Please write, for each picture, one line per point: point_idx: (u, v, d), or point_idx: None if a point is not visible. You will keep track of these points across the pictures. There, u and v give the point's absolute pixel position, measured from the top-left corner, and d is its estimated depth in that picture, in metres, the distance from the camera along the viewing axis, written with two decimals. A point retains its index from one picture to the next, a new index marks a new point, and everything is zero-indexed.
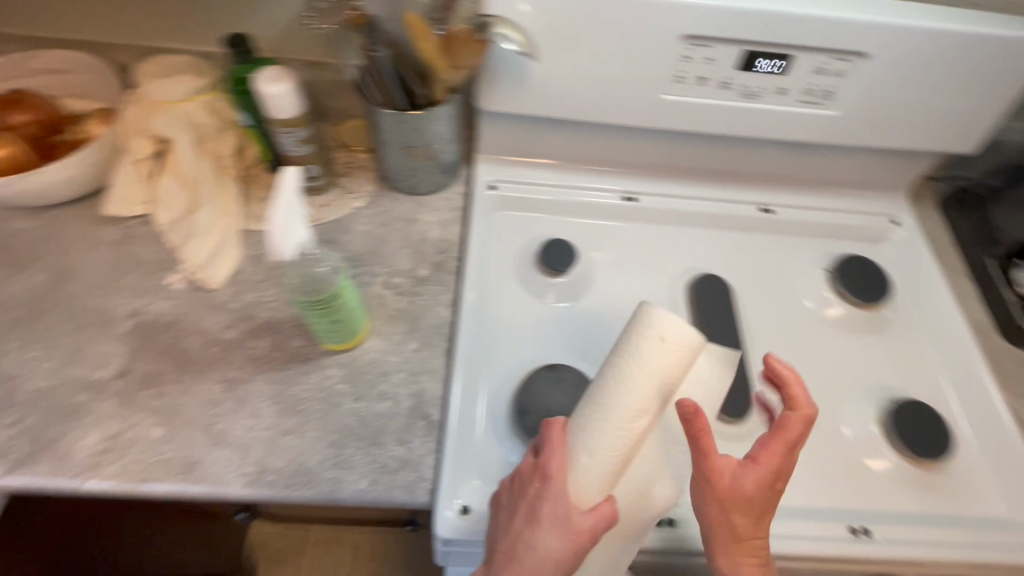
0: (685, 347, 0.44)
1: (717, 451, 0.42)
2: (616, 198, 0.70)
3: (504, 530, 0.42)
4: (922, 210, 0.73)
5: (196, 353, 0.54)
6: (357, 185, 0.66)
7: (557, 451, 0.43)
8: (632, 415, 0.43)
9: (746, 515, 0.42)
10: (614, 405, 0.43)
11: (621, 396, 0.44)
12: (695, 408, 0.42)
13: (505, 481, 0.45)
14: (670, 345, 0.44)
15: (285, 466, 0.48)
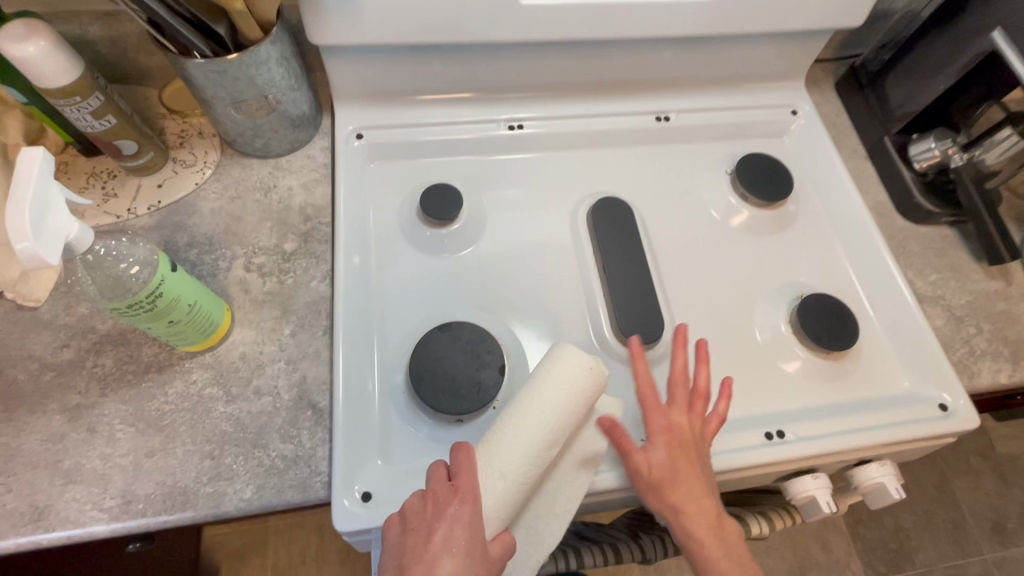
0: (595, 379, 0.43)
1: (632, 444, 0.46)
2: (502, 127, 0.64)
3: (415, 556, 0.38)
4: (818, 96, 0.71)
5: (26, 384, 0.46)
6: (196, 157, 0.57)
7: (474, 473, 0.40)
8: (543, 455, 0.41)
9: (684, 485, 0.45)
10: (519, 444, 0.40)
11: (527, 434, 0.41)
12: (610, 422, 0.45)
13: (413, 499, 0.40)
14: (580, 378, 0.42)
15: (154, 492, 0.43)
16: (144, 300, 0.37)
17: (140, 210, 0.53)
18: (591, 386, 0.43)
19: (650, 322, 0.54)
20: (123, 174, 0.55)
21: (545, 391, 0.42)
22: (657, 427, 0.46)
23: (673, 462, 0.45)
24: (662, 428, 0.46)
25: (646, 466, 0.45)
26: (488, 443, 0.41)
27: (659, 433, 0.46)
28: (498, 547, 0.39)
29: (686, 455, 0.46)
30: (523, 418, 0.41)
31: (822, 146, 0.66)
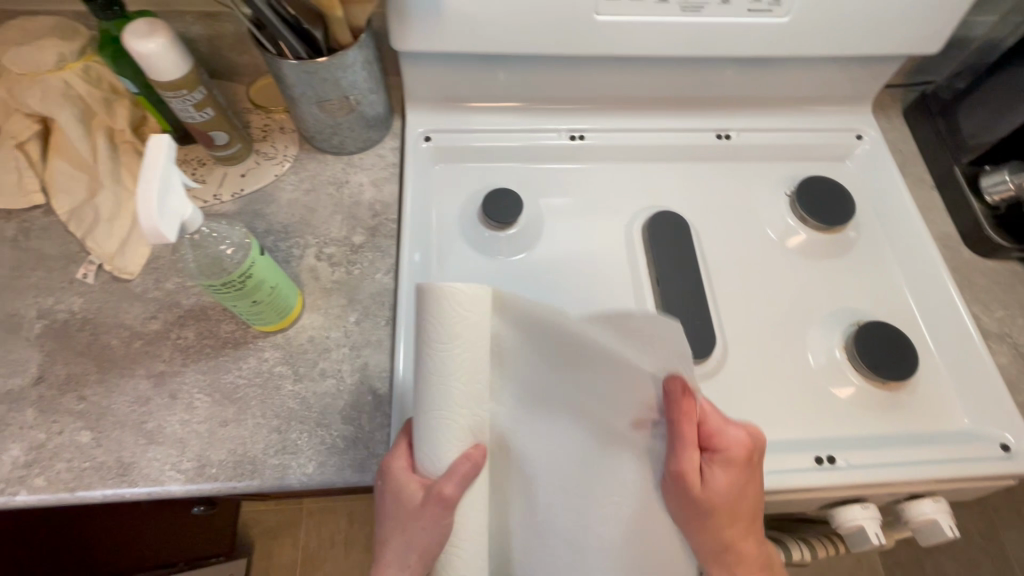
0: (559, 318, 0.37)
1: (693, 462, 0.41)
2: (564, 137, 0.65)
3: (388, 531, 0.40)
4: (886, 121, 0.70)
5: (118, 349, 0.50)
6: (277, 150, 0.61)
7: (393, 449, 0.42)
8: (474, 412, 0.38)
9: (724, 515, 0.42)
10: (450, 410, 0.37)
11: (452, 409, 0.37)
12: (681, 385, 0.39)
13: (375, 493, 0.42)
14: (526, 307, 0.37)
15: (226, 459, 0.46)
16: (236, 279, 0.41)
17: (225, 197, 0.58)
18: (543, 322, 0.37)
19: (702, 336, 0.54)
20: (211, 162, 0.59)
21: (455, 351, 0.37)
22: (722, 444, 0.42)
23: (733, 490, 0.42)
24: (731, 447, 0.42)
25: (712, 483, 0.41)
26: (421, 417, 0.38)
27: (721, 455, 0.42)
28: (457, 484, 0.37)
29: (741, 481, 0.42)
30: (444, 382, 0.37)
31: (887, 172, 0.65)
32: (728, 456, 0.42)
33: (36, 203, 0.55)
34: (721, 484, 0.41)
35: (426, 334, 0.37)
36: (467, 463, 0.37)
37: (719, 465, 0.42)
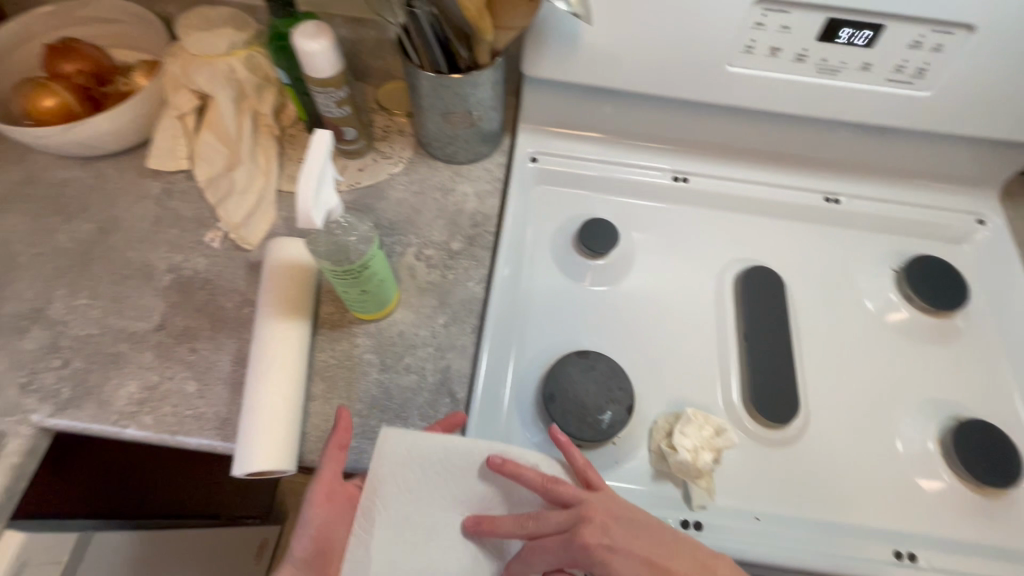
0: (395, 470, 0.44)
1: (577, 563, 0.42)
2: (667, 177, 0.66)
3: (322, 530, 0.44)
4: (1012, 209, 0.66)
5: (230, 312, 0.54)
6: (394, 151, 0.64)
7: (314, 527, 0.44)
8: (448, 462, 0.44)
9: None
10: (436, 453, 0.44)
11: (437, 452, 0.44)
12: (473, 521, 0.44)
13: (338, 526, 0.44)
14: (406, 442, 0.44)
15: (310, 433, 0.48)
16: (357, 269, 0.43)
17: (342, 187, 0.62)
18: (399, 460, 0.44)
19: (786, 401, 0.52)
20: (335, 153, 0.64)
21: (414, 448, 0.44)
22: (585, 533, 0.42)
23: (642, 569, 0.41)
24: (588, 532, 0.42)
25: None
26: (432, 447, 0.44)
27: (611, 537, 0.42)
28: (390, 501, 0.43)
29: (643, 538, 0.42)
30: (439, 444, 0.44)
31: (1008, 265, 0.62)
32: (609, 535, 0.42)
33: (181, 167, 0.61)
34: (625, 554, 0.41)
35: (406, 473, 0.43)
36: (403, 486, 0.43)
37: (610, 528, 0.42)
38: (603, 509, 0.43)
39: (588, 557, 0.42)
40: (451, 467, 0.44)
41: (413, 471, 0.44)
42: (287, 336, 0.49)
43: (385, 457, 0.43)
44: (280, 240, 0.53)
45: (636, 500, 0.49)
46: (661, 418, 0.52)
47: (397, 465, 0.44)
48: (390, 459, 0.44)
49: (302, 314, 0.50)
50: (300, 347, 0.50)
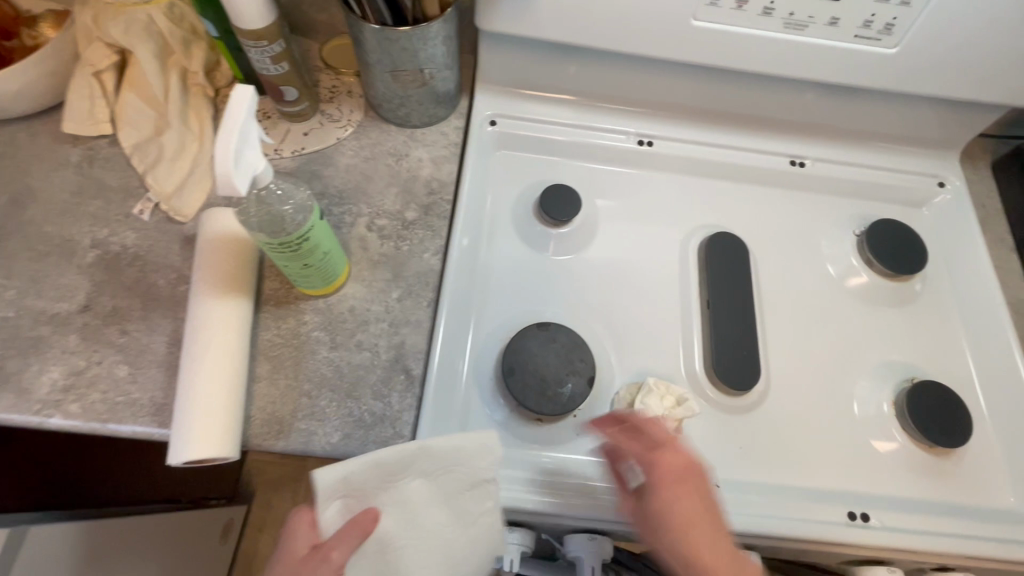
0: (333, 503, 0.40)
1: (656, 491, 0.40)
2: (632, 141, 0.63)
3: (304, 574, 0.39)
4: (972, 172, 0.66)
5: (164, 290, 0.50)
6: (343, 114, 0.60)
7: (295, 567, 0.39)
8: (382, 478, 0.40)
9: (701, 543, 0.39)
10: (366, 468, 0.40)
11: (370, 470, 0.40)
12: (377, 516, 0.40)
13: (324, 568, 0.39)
14: (333, 472, 0.39)
15: (255, 416, 0.46)
16: (293, 241, 0.40)
17: (285, 153, 0.57)
18: (331, 492, 0.40)
19: (747, 369, 0.52)
20: (276, 116, 0.59)
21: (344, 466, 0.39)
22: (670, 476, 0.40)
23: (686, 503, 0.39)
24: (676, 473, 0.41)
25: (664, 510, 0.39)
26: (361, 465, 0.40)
27: (666, 508, 0.39)
28: (344, 550, 0.39)
29: (705, 518, 0.39)
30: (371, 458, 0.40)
31: (968, 226, 0.62)
32: (660, 509, 0.39)
33: (103, 133, 0.56)
34: (687, 528, 0.39)
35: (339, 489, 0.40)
36: (356, 527, 0.39)
37: (681, 503, 0.39)
38: (676, 483, 0.40)
39: (653, 499, 0.40)
40: (391, 484, 0.40)
41: (354, 499, 0.40)
42: (228, 316, 0.46)
43: (318, 496, 0.39)
44: (212, 212, 0.48)
45: (598, 472, 0.49)
46: (624, 390, 0.51)
47: (333, 499, 0.40)
48: (321, 493, 0.39)
49: (241, 291, 0.47)
50: (243, 327, 0.46)
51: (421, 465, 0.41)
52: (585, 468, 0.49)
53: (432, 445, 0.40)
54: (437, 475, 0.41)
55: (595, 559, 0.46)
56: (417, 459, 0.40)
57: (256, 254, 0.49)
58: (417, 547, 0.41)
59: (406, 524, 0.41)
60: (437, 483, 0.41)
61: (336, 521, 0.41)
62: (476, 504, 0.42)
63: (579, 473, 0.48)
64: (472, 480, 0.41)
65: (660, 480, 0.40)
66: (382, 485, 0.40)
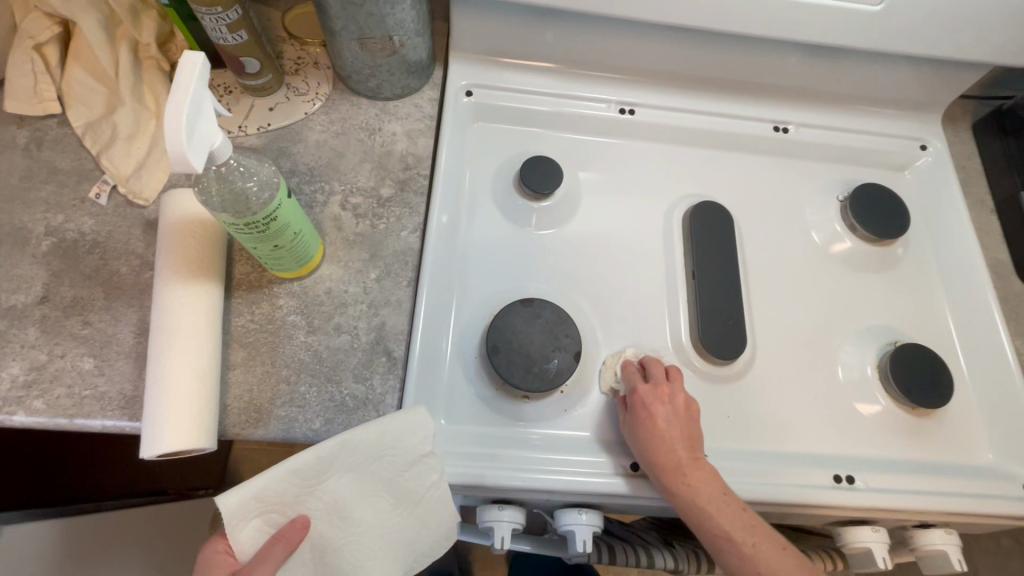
0: (250, 524, 0.40)
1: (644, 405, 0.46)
2: (613, 109, 0.61)
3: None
4: (953, 134, 0.66)
5: (128, 278, 0.47)
6: (310, 87, 0.57)
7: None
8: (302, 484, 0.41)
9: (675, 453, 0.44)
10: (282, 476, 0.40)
11: (286, 479, 0.40)
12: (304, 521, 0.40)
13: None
14: (243, 491, 0.40)
15: (231, 405, 0.44)
16: (260, 221, 0.38)
17: (250, 130, 0.54)
18: (245, 513, 0.40)
19: (734, 338, 0.51)
20: (239, 90, 0.55)
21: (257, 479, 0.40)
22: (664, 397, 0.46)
23: (675, 424, 0.45)
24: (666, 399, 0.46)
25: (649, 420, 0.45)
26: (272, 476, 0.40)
27: (648, 419, 0.45)
28: (269, 563, 0.39)
29: (680, 428, 0.45)
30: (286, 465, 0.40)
31: (949, 189, 0.62)
32: (648, 421, 0.45)
33: (50, 112, 0.52)
34: (668, 436, 0.44)
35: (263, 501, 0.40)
36: (281, 540, 0.40)
37: (659, 416, 0.45)
38: (653, 399, 0.46)
39: (640, 411, 0.46)
40: (313, 488, 0.41)
41: (274, 514, 0.41)
42: (195, 303, 0.43)
43: (228, 523, 0.39)
44: (172, 193, 0.46)
45: (585, 447, 0.48)
46: (604, 364, 0.51)
47: (248, 519, 0.40)
48: (232, 518, 0.39)
49: (209, 275, 0.45)
50: (213, 313, 0.44)
51: (343, 461, 0.41)
52: (573, 443, 0.48)
53: (351, 439, 0.41)
54: (363, 467, 0.42)
55: (586, 533, 0.46)
56: (336, 456, 0.41)
57: (224, 237, 0.47)
58: (356, 543, 0.42)
59: (339, 524, 0.42)
60: (364, 476, 0.42)
61: (255, 541, 0.40)
62: (412, 486, 0.43)
63: (567, 448, 0.48)
64: (403, 462, 0.42)
65: (642, 398, 0.46)
66: (303, 492, 0.41)
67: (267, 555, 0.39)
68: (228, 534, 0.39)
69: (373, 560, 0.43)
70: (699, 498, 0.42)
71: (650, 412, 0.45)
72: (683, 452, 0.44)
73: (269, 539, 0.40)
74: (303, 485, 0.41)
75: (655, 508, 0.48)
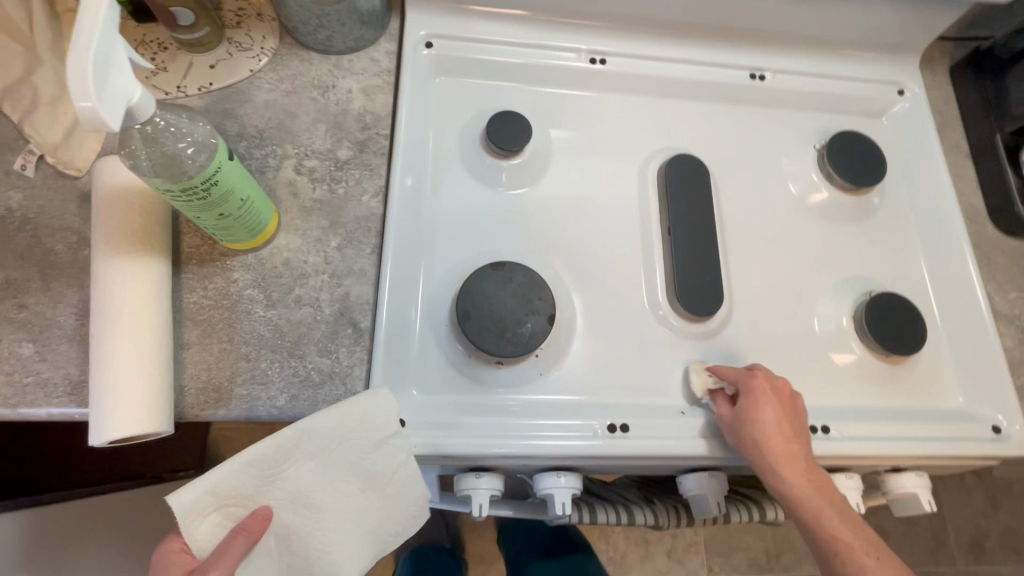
0: (206, 520, 0.38)
1: (758, 403, 0.44)
2: (583, 59, 0.58)
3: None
4: (930, 77, 0.64)
5: (65, 257, 0.44)
6: (253, 41, 0.52)
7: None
8: (261, 476, 0.39)
9: (791, 446, 0.43)
10: (241, 467, 0.39)
11: (243, 472, 0.39)
12: (267, 511, 0.39)
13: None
14: (197, 486, 0.38)
15: (188, 385, 0.42)
16: (199, 186, 0.34)
17: (190, 90, 0.50)
18: (202, 509, 0.38)
19: (710, 294, 0.50)
20: (175, 47, 0.50)
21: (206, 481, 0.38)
22: (753, 392, 0.45)
23: (780, 419, 0.44)
24: (760, 392, 0.45)
25: (768, 418, 0.44)
26: (224, 471, 0.39)
27: (756, 412, 0.44)
28: (229, 553, 0.37)
29: (790, 421, 0.44)
30: (243, 460, 0.39)
31: (925, 135, 0.61)
32: (751, 417, 0.44)
33: None
34: (775, 429, 0.43)
35: (219, 497, 0.38)
36: (241, 533, 0.38)
37: (774, 411, 0.44)
38: (764, 396, 0.44)
39: (747, 405, 0.44)
40: (273, 477, 0.40)
41: (232, 508, 0.39)
42: (139, 281, 0.40)
43: (183, 519, 0.38)
44: (105, 161, 0.42)
45: (562, 411, 0.48)
46: (695, 375, 0.48)
47: (205, 514, 0.38)
48: (186, 515, 0.38)
49: (154, 249, 0.42)
50: (161, 290, 0.41)
51: (304, 446, 0.40)
52: (551, 408, 0.48)
53: (312, 425, 0.40)
54: (327, 450, 0.41)
55: (565, 495, 0.46)
56: (297, 442, 0.39)
57: (168, 209, 0.43)
58: (323, 529, 0.41)
59: (303, 512, 0.41)
60: (328, 461, 0.41)
61: (213, 537, 0.39)
62: (379, 467, 0.42)
63: (544, 413, 0.47)
64: (368, 443, 0.41)
65: (761, 395, 0.44)
66: (262, 482, 0.40)
67: (227, 545, 0.38)
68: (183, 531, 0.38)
69: (342, 544, 0.42)
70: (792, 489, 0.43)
71: (760, 409, 0.44)
72: (783, 444, 0.43)
73: (227, 534, 0.39)
74: (263, 475, 0.40)
75: (634, 467, 0.48)
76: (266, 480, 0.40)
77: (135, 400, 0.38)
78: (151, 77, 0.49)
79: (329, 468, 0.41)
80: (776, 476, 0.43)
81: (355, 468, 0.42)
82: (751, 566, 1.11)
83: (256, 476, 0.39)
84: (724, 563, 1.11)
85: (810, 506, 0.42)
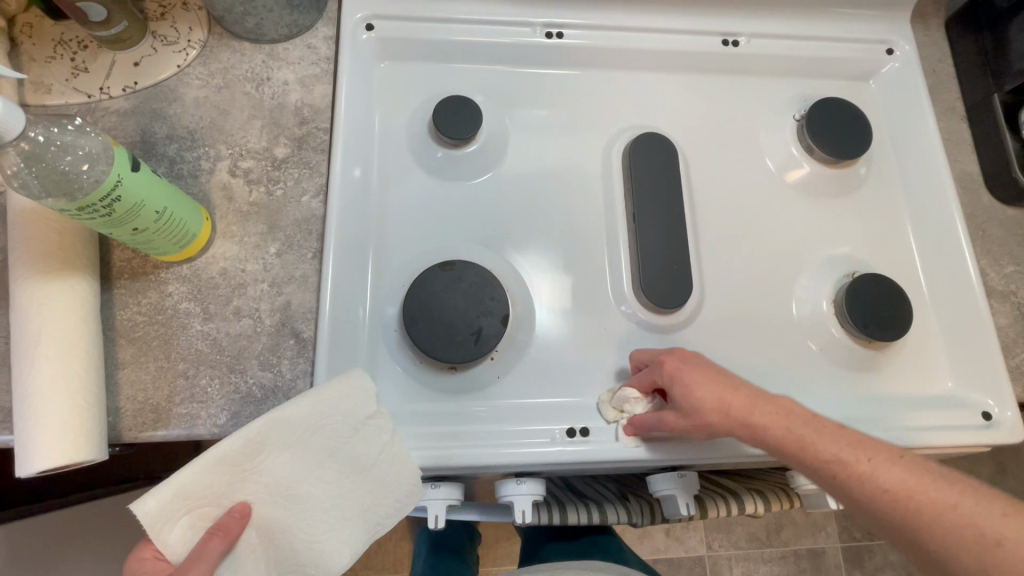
0: (178, 524, 0.37)
1: (680, 384, 0.40)
2: (539, 34, 0.54)
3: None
4: (923, 33, 0.59)
5: None
6: (180, 34, 0.49)
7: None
8: (228, 477, 0.37)
9: (738, 400, 0.39)
10: (202, 468, 0.37)
11: (208, 475, 0.37)
12: (243, 509, 0.38)
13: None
14: (162, 491, 0.36)
15: (125, 407, 0.40)
16: (97, 202, 0.32)
17: (114, 91, 0.47)
18: (171, 513, 0.37)
19: (679, 285, 0.47)
20: (96, 45, 0.47)
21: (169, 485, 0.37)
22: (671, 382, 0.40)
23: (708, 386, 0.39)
24: (675, 377, 0.40)
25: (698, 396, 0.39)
26: (182, 473, 0.37)
27: (685, 393, 0.40)
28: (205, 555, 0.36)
29: (715, 375, 0.40)
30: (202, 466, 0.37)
31: (916, 97, 0.56)
32: (686, 396, 0.39)
33: None
34: (708, 391, 0.39)
35: (188, 499, 0.37)
36: (217, 534, 0.37)
37: (694, 380, 0.40)
38: (683, 369, 0.40)
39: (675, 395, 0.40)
40: (246, 474, 0.38)
41: (204, 510, 0.37)
42: (59, 301, 0.38)
43: (152, 526, 0.36)
44: None
45: (522, 415, 0.45)
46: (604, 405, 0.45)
47: (175, 519, 0.37)
48: (154, 522, 0.36)
49: (77, 267, 0.40)
50: (85, 309, 0.39)
51: (276, 437, 0.38)
52: (516, 412, 0.45)
53: (278, 416, 0.38)
54: (301, 442, 0.38)
55: (525, 502, 0.44)
56: (268, 433, 0.38)
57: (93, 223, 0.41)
58: (306, 519, 0.39)
59: (282, 505, 0.39)
60: (304, 452, 0.39)
61: (187, 542, 0.37)
62: (360, 450, 0.40)
63: (504, 418, 0.45)
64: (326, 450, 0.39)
65: (671, 376, 0.41)
66: (230, 483, 0.38)
67: (202, 546, 0.36)
68: (154, 537, 0.36)
69: (325, 534, 0.39)
70: (757, 432, 0.38)
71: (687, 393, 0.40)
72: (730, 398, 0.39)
73: (202, 536, 0.37)
74: (231, 473, 0.38)
75: (600, 469, 0.46)
76: (233, 483, 0.38)
77: (60, 429, 0.36)
78: (72, 81, 0.47)
79: (301, 463, 0.39)
80: (742, 419, 0.39)
81: (332, 466, 0.39)
82: (751, 540, 1.11)
83: (225, 476, 0.37)
84: (723, 539, 1.11)
85: (780, 442, 0.38)
